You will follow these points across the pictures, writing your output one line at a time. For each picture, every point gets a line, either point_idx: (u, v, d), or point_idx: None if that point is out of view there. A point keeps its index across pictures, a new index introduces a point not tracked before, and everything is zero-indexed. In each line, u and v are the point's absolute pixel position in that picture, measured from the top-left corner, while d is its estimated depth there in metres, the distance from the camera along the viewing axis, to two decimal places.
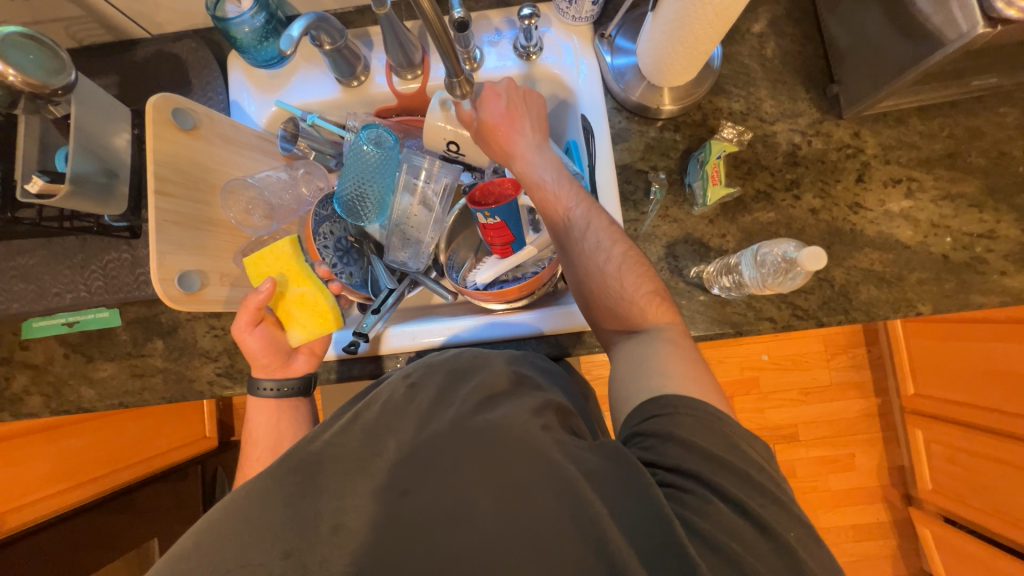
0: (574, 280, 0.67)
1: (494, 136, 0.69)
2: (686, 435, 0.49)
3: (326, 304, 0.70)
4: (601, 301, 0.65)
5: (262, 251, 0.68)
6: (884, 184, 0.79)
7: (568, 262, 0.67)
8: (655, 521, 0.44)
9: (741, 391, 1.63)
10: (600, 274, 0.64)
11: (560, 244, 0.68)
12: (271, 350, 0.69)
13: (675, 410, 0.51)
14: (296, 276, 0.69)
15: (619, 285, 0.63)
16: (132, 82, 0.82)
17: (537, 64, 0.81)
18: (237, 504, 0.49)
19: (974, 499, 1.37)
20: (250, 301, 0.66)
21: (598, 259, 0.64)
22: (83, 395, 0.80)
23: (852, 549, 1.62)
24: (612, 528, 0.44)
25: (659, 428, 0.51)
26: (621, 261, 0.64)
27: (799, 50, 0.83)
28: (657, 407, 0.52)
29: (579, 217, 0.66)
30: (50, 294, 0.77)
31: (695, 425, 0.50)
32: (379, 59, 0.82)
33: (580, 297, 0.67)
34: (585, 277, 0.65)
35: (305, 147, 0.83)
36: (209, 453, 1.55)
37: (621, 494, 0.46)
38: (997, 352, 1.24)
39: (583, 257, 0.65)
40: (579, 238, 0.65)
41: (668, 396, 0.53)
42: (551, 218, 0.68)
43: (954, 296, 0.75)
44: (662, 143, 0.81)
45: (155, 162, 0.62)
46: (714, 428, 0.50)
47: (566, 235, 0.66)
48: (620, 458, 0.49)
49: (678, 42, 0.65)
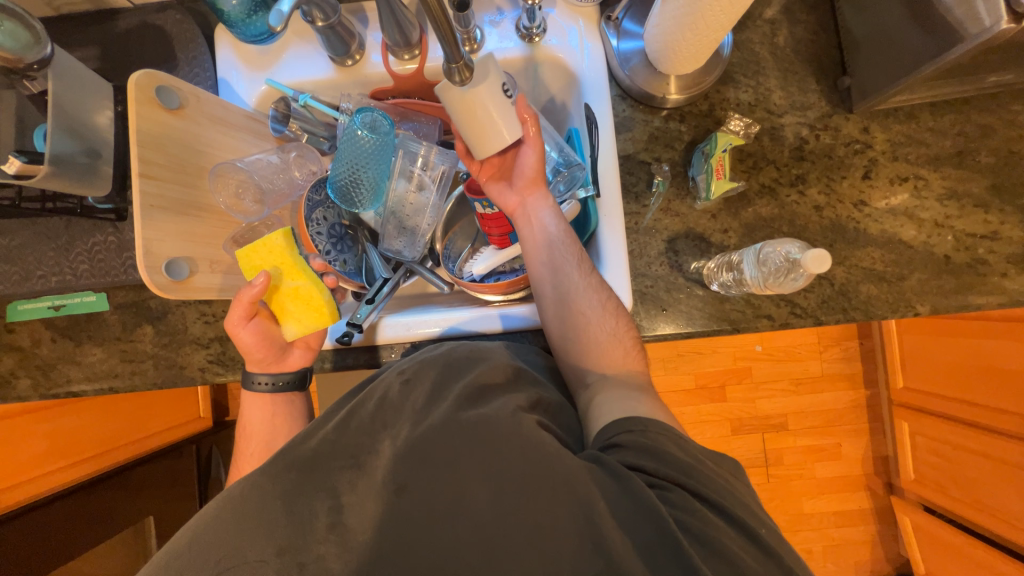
0: (568, 311, 0.66)
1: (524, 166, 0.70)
2: (657, 446, 0.50)
3: (321, 298, 0.68)
4: (590, 337, 0.65)
5: (255, 243, 0.66)
6: (890, 182, 0.77)
7: (565, 291, 0.66)
8: (648, 515, 0.44)
9: (733, 380, 1.65)
10: (598, 312, 0.65)
11: (560, 272, 0.67)
12: (264, 345, 0.68)
13: (646, 428, 0.52)
14: (290, 270, 0.67)
15: (613, 324, 0.65)
16: (114, 56, 0.78)
17: (540, 47, 0.77)
18: (231, 500, 0.49)
19: (954, 490, 1.42)
20: (244, 294, 0.64)
21: (600, 298, 0.65)
22: (72, 379, 0.79)
23: (834, 534, 1.67)
24: (607, 519, 0.44)
25: (637, 441, 0.51)
26: (617, 303, 0.66)
27: (813, 39, 0.80)
28: (630, 422, 0.53)
29: (584, 255, 0.68)
30: (34, 276, 0.75)
31: (666, 440, 0.51)
32: (375, 36, 0.78)
33: (566, 328, 0.66)
34: (583, 309, 0.65)
35: (297, 129, 0.79)
36: (204, 433, 1.55)
37: (620, 499, 0.46)
38: (988, 349, 1.24)
39: (587, 290, 0.65)
40: (583, 276, 0.66)
41: (638, 415, 0.54)
42: (557, 246, 0.67)
43: (953, 296, 0.75)
44: (667, 133, 0.79)
45: (138, 142, 0.59)
46: (685, 446, 0.51)
47: (575, 263, 0.67)
48: (599, 459, 0.50)
49: (689, 28, 0.62)
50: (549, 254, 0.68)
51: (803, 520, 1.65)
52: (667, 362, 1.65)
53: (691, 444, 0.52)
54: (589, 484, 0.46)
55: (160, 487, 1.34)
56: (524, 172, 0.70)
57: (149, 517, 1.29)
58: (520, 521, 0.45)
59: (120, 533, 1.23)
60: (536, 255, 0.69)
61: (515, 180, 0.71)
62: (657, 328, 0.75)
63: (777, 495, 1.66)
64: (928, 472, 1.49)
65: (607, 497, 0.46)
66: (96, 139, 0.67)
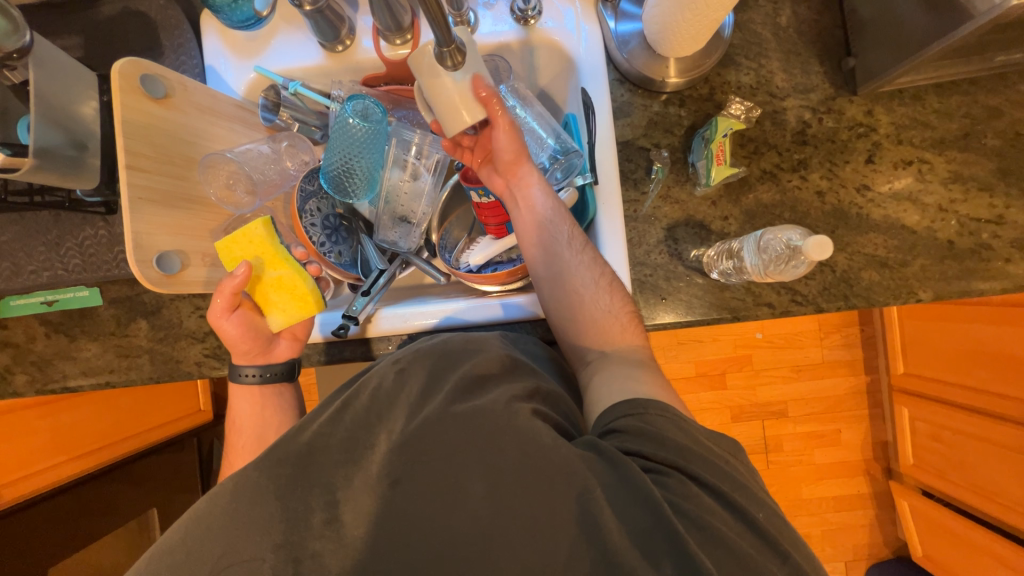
0: (563, 292, 0.66)
1: (505, 160, 0.67)
2: (657, 431, 0.49)
3: (305, 287, 0.68)
4: (587, 315, 0.65)
5: (235, 233, 0.65)
6: (894, 166, 0.76)
7: (560, 271, 0.66)
8: (645, 502, 0.44)
9: (732, 367, 1.65)
10: (593, 288, 0.65)
11: (552, 253, 0.66)
12: (250, 337, 0.67)
13: (645, 410, 0.52)
14: (272, 259, 0.66)
15: (609, 300, 0.65)
16: (98, 44, 0.76)
17: (535, 30, 0.75)
18: (224, 498, 0.48)
19: (952, 474, 1.43)
20: (225, 286, 0.64)
21: (593, 274, 0.65)
22: (67, 374, 0.78)
23: (831, 518, 1.68)
24: (604, 508, 0.44)
25: (636, 426, 0.50)
26: (613, 277, 0.66)
27: (816, 19, 0.78)
28: (628, 406, 0.52)
29: (576, 233, 0.67)
30: (26, 272, 0.73)
31: (665, 423, 0.50)
32: (365, 20, 0.76)
33: (563, 309, 0.66)
34: (579, 287, 0.65)
35: (288, 118, 0.78)
36: (206, 426, 1.55)
37: (618, 491, 0.45)
38: (990, 334, 1.24)
39: (581, 268, 0.65)
40: (574, 254, 0.66)
41: (638, 397, 0.53)
42: (548, 226, 0.66)
43: (956, 282, 0.74)
44: (666, 118, 0.77)
45: (123, 134, 0.58)
46: (685, 428, 0.50)
47: (566, 243, 0.66)
48: (596, 445, 0.49)
49: (688, 7, 0.60)
50: (540, 237, 0.67)
51: (801, 506, 1.67)
52: (667, 350, 1.64)
53: (693, 427, 0.51)
54: (591, 475, 0.46)
55: (160, 479, 1.35)
56: (504, 158, 0.67)
57: (152, 509, 1.32)
58: (518, 515, 0.45)
59: (122, 526, 1.25)
60: (528, 238, 0.68)
61: (497, 163, 0.68)
62: (658, 318, 0.74)
63: (776, 481, 1.67)
64: (928, 457, 1.50)
65: (604, 486, 0.46)
66: (82, 131, 0.65)
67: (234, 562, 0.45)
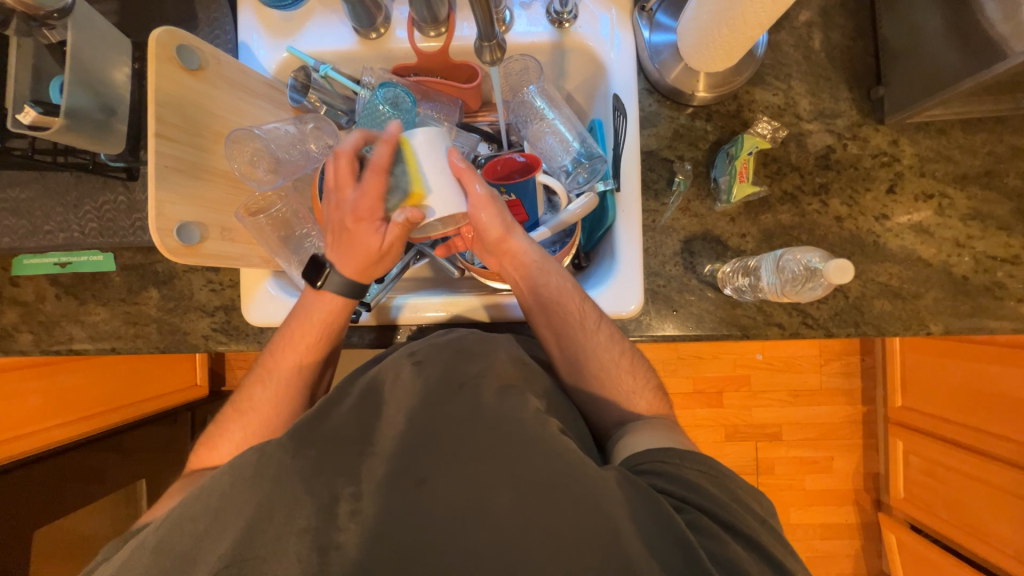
0: (581, 373, 0.66)
1: (494, 243, 0.65)
2: (690, 480, 0.51)
3: None
4: (607, 393, 0.66)
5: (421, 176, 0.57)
6: (915, 198, 0.76)
7: (575, 354, 0.66)
8: (670, 532, 0.45)
9: (731, 386, 1.64)
10: (614, 368, 0.66)
11: (564, 337, 0.66)
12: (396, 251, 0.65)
13: (681, 462, 0.53)
14: None
15: (631, 381, 0.66)
16: (133, 12, 0.76)
17: (569, 34, 0.75)
18: (245, 474, 0.48)
19: (941, 511, 1.44)
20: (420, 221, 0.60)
21: (608, 356, 0.66)
22: (74, 336, 0.78)
23: (818, 545, 1.68)
24: (628, 529, 0.45)
25: (670, 473, 0.51)
26: (633, 357, 0.67)
27: (849, 45, 0.78)
28: (665, 455, 0.53)
29: (588, 312, 0.66)
30: (41, 231, 0.73)
31: (700, 476, 0.51)
32: (401, 11, 0.77)
33: (580, 386, 0.67)
34: (600, 369, 0.65)
35: (316, 101, 0.78)
36: (199, 401, 1.55)
37: (643, 519, 0.45)
38: (992, 374, 1.24)
39: (596, 349, 0.65)
40: (583, 335, 0.65)
41: (674, 449, 0.54)
42: (556, 308, 0.66)
43: (967, 318, 0.74)
44: (692, 131, 0.78)
45: (155, 101, 0.58)
46: (717, 482, 0.51)
47: (578, 327, 0.65)
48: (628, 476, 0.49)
49: (726, 21, 0.59)
50: (548, 319, 0.66)
51: (790, 530, 1.66)
52: (667, 364, 1.64)
53: None
54: (608, 485, 0.47)
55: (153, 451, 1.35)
56: (491, 237, 0.65)
57: (139, 480, 1.32)
58: (542, 526, 0.45)
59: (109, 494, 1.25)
60: (538, 320, 0.68)
61: (486, 244, 0.66)
62: (666, 329, 0.75)
63: None
64: (919, 491, 1.50)
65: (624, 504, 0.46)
66: (112, 96, 0.66)
67: (252, 543, 0.44)
